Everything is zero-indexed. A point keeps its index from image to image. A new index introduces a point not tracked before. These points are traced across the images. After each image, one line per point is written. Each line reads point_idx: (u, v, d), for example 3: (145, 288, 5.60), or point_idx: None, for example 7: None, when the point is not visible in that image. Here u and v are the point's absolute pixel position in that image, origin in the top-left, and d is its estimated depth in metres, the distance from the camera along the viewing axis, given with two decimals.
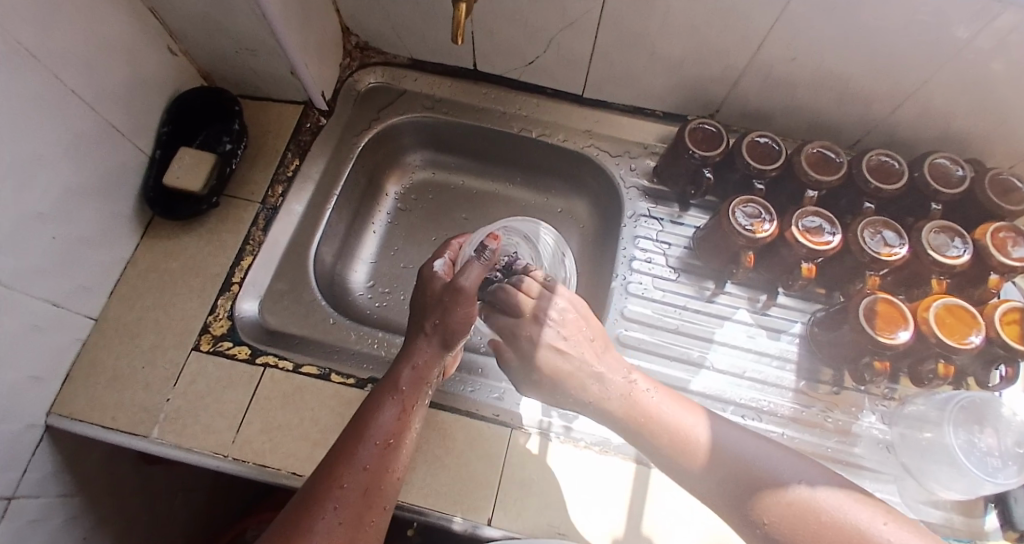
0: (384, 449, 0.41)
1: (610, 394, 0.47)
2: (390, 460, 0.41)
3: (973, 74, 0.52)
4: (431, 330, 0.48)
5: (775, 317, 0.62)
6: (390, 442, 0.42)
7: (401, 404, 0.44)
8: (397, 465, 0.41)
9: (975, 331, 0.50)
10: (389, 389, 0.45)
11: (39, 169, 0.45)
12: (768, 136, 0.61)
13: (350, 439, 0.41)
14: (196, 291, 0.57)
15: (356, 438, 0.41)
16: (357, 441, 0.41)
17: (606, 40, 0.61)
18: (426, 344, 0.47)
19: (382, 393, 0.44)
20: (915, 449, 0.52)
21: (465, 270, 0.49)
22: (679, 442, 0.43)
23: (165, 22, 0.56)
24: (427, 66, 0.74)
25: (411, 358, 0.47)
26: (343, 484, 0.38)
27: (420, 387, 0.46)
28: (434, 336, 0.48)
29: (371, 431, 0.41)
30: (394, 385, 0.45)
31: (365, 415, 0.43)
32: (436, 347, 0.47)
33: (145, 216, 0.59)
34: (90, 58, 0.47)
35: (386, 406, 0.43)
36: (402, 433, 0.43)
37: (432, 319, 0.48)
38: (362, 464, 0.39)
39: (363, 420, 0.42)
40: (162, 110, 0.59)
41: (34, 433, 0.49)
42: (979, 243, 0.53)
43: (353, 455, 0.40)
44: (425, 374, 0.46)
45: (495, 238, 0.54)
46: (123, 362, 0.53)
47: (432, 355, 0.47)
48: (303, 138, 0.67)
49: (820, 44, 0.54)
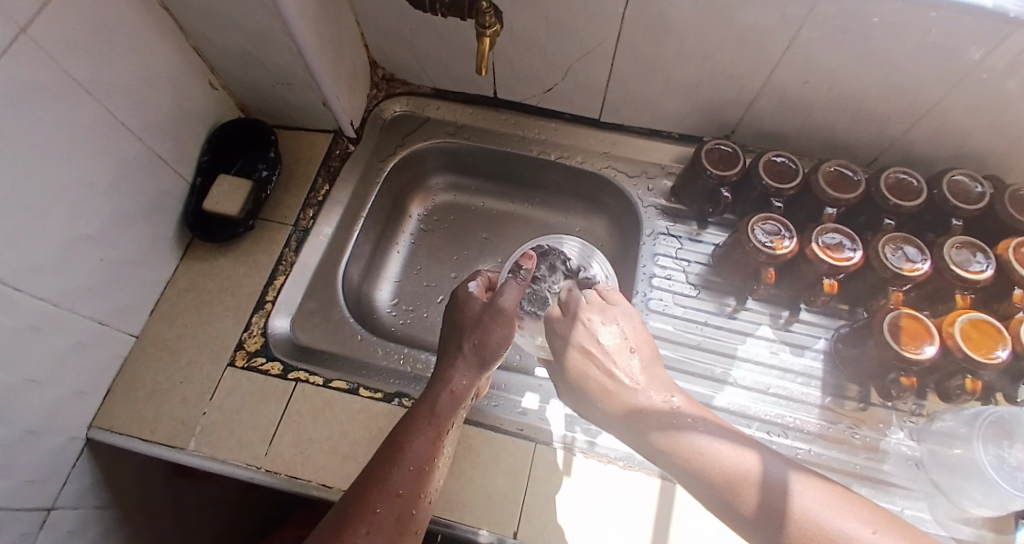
0: (417, 475, 0.42)
1: (650, 413, 0.43)
2: (421, 485, 0.42)
3: (986, 92, 0.53)
4: (469, 353, 0.48)
5: (798, 334, 0.62)
6: (423, 467, 0.42)
7: (436, 429, 0.45)
8: (427, 491, 0.42)
9: (1002, 345, 0.49)
10: (425, 413, 0.45)
11: (91, 194, 0.48)
12: (784, 156, 0.62)
13: (385, 463, 0.41)
14: (231, 309, 0.59)
15: (390, 462, 0.41)
16: (392, 465, 0.41)
17: (622, 67, 0.64)
18: (464, 368, 0.48)
19: (418, 417, 0.45)
20: (946, 466, 0.51)
21: (504, 290, 0.50)
22: (726, 478, 0.39)
23: (207, 59, 0.60)
24: (450, 94, 0.77)
25: (448, 382, 0.47)
26: (378, 509, 0.39)
27: (454, 412, 0.46)
28: (472, 360, 0.48)
29: (406, 456, 0.42)
30: (430, 409, 0.45)
31: (400, 438, 0.43)
32: (471, 371, 0.48)
33: (185, 238, 0.63)
34: (141, 92, 0.51)
35: (421, 432, 0.44)
36: (435, 459, 0.44)
37: (470, 341, 0.49)
38: (396, 490, 0.40)
39: (398, 443, 0.43)
40: (203, 139, 0.63)
41: (76, 445, 0.51)
42: (1003, 259, 0.53)
43: (387, 480, 0.40)
44: (460, 399, 0.47)
45: (528, 256, 0.56)
46: (162, 378, 0.55)
47: (468, 379, 0.48)
48: (333, 164, 0.71)
49: (830, 67, 0.56)
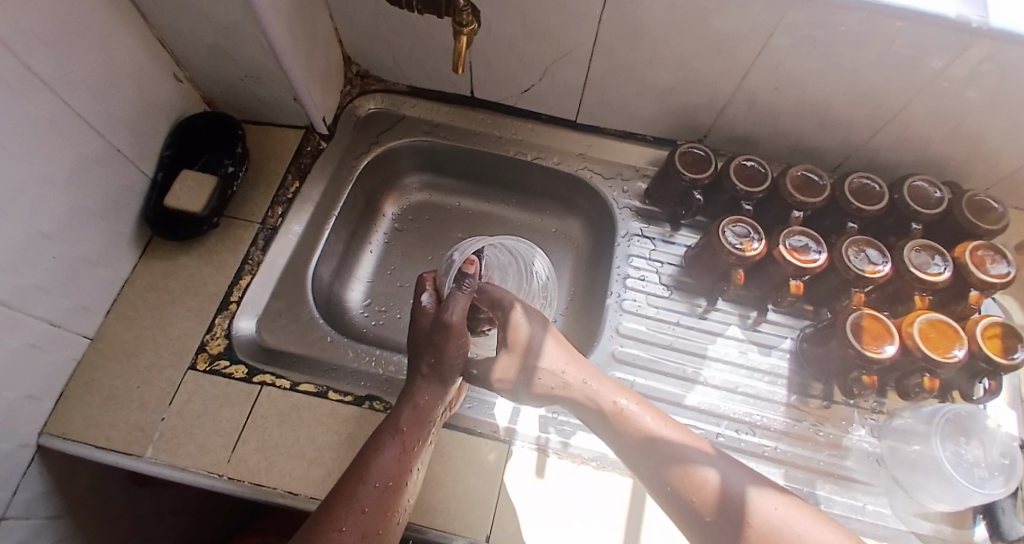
0: (384, 492, 0.41)
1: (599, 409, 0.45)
2: (390, 502, 0.41)
3: (945, 101, 0.55)
4: (427, 371, 0.48)
5: (766, 333, 0.63)
6: (390, 483, 0.41)
7: (401, 444, 0.44)
8: (396, 507, 0.41)
9: (959, 345, 0.51)
10: (389, 430, 0.44)
11: (47, 193, 0.46)
12: (754, 160, 0.64)
13: (350, 481, 0.41)
14: (194, 310, 0.57)
15: (355, 479, 0.41)
16: (356, 483, 0.40)
17: (598, 70, 0.64)
18: (426, 384, 0.47)
19: (384, 434, 0.44)
20: (905, 462, 0.53)
21: (450, 302, 0.48)
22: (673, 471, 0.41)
23: (172, 51, 0.58)
24: (426, 92, 0.76)
25: (412, 397, 0.47)
26: (343, 527, 0.38)
27: (422, 428, 0.46)
28: (432, 377, 0.47)
29: (371, 472, 0.41)
30: (395, 426, 0.45)
31: (366, 455, 0.43)
32: (435, 387, 0.47)
33: (145, 236, 0.60)
34: (101, 86, 0.49)
35: (387, 448, 0.43)
36: (403, 475, 0.43)
37: (428, 360, 0.48)
38: (362, 507, 0.39)
39: (364, 460, 0.42)
40: (165, 134, 0.60)
41: (25, 453, 0.48)
42: (959, 262, 0.55)
43: (352, 496, 0.40)
44: (426, 414, 0.46)
45: (472, 261, 0.53)
46: (120, 381, 0.53)
47: (432, 396, 0.47)
48: (304, 161, 0.69)
49: (800, 74, 0.57)
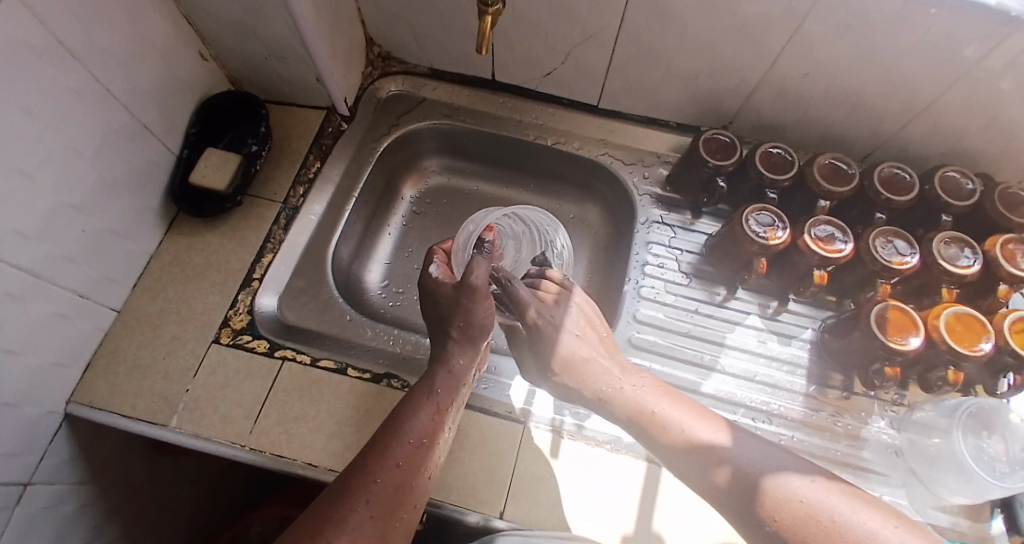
0: (417, 449, 0.41)
1: (620, 391, 0.49)
2: (422, 460, 0.41)
3: (981, 91, 0.53)
4: (457, 334, 0.48)
5: (787, 323, 0.62)
6: (423, 442, 0.42)
7: (435, 406, 0.45)
8: (427, 465, 0.42)
9: (986, 338, 0.50)
10: (423, 391, 0.45)
11: (75, 161, 0.46)
12: (780, 148, 0.62)
13: (384, 437, 0.41)
14: (217, 285, 0.58)
15: (390, 435, 0.41)
16: (391, 440, 0.41)
17: (623, 54, 0.63)
18: (460, 349, 0.48)
19: (418, 395, 0.45)
20: (924, 454, 0.52)
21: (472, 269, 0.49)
22: (679, 439, 0.45)
23: (199, 30, 0.58)
24: (447, 75, 0.76)
25: (446, 361, 0.47)
26: (377, 480, 0.38)
27: (454, 392, 0.46)
28: (462, 340, 0.48)
29: (407, 429, 0.42)
30: (430, 388, 0.45)
31: (400, 414, 0.43)
32: (468, 352, 0.48)
33: (170, 212, 0.61)
34: (128, 60, 0.50)
35: (421, 408, 0.44)
36: (434, 435, 0.43)
37: (457, 323, 0.48)
38: (396, 462, 0.40)
39: (400, 417, 0.43)
40: (192, 111, 0.61)
41: (54, 419, 0.50)
42: (989, 255, 0.54)
43: (387, 451, 0.40)
44: (459, 378, 0.47)
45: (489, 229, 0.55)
46: (145, 352, 0.54)
47: (464, 359, 0.48)
48: (326, 142, 0.69)
49: (830, 60, 0.56)
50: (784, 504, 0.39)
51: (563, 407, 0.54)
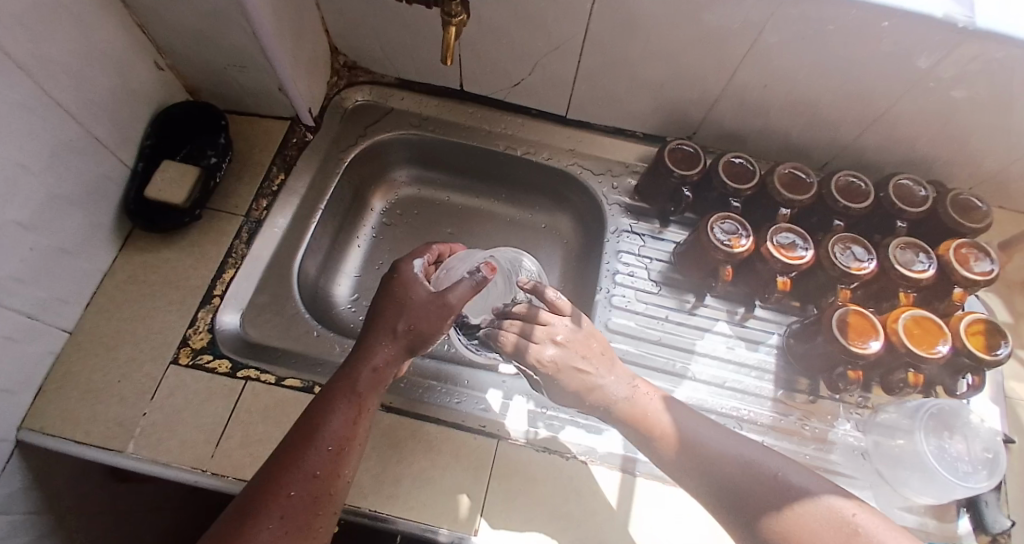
0: (336, 455, 0.40)
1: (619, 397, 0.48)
2: (339, 466, 0.40)
3: (934, 100, 0.55)
4: (399, 333, 0.46)
5: (754, 329, 0.63)
6: (342, 447, 0.40)
7: (356, 406, 0.43)
8: (347, 470, 0.41)
9: (943, 340, 0.52)
10: (344, 392, 0.43)
11: (22, 176, 0.44)
12: (743, 157, 0.64)
13: (297, 444, 0.39)
14: (176, 303, 0.56)
15: (305, 441, 0.39)
16: (307, 446, 0.39)
17: (590, 63, 0.64)
18: (391, 346, 0.46)
19: (337, 395, 0.42)
20: (889, 457, 0.53)
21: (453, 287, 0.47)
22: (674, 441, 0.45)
23: (154, 38, 0.57)
24: (415, 86, 0.75)
25: (371, 358, 0.45)
26: (291, 491, 0.37)
27: (376, 388, 0.44)
28: (401, 340, 0.46)
29: (322, 434, 0.40)
30: (353, 388, 0.43)
31: (317, 416, 0.41)
32: (399, 348, 0.46)
33: (125, 227, 0.59)
34: (79, 70, 0.48)
35: (340, 410, 0.42)
36: (355, 437, 0.42)
37: (404, 322, 0.46)
38: (312, 471, 0.38)
39: (316, 420, 0.41)
40: (147, 123, 0.59)
41: (3, 448, 0.47)
42: (943, 259, 0.56)
43: (301, 462, 0.38)
44: (383, 376, 0.45)
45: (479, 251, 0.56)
46: (98, 375, 0.51)
47: (394, 357, 0.46)
48: (290, 153, 0.68)
49: (790, 71, 0.57)
50: (809, 512, 0.39)
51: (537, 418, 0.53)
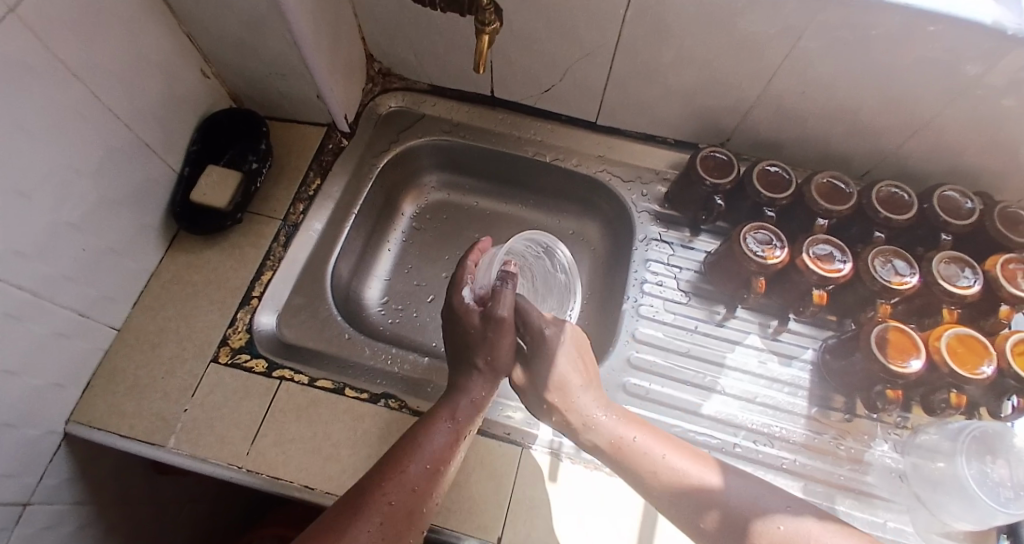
0: (432, 474, 0.42)
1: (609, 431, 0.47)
2: (434, 485, 0.42)
3: (982, 109, 0.53)
4: (483, 367, 0.50)
5: (787, 343, 0.62)
6: (438, 466, 0.42)
7: (452, 432, 0.45)
8: (438, 492, 0.42)
9: (987, 361, 0.50)
10: (446, 417, 0.46)
11: (75, 180, 0.47)
12: (779, 166, 0.62)
13: (401, 455, 0.42)
14: (216, 304, 0.58)
15: (408, 456, 0.42)
16: (408, 459, 0.41)
17: (621, 71, 0.63)
18: (481, 379, 0.50)
19: (438, 418, 0.45)
20: (928, 480, 0.52)
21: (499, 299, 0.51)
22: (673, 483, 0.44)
23: (200, 47, 0.59)
24: (446, 92, 0.76)
25: (468, 390, 0.48)
26: (392, 500, 0.39)
27: (472, 419, 0.47)
28: (486, 373, 0.50)
29: (423, 451, 0.42)
30: (451, 414, 0.46)
31: (419, 434, 0.44)
32: (486, 382, 0.50)
33: (171, 229, 0.61)
34: (129, 78, 0.50)
35: (440, 431, 0.44)
36: (448, 461, 0.44)
37: (483, 356, 0.50)
38: (411, 484, 0.40)
39: (417, 440, 0.43)
40: (193, 129, 0.62)
41: (52, 439, 0.50)
42: (990, 274, 0.53)
43: (404, 474, 0.40)
44: (479, 407, 0.48)
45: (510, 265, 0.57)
46: (143, 371, 0.54)
47: (484, 390, 0.49)
48: (326, 158, 0.70)
49: (828, 79, 0.56)
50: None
51: (536, 433, 0.53)
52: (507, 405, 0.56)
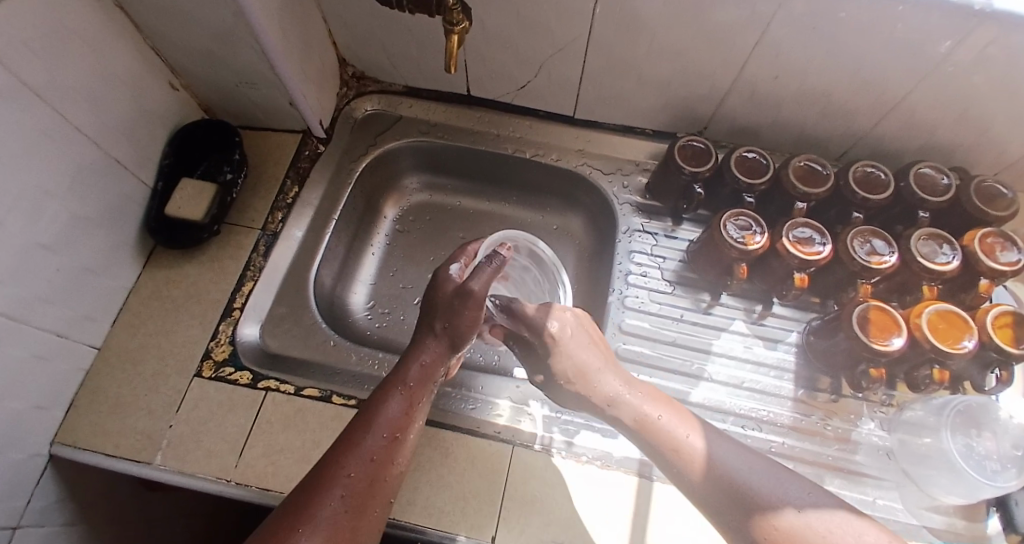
0: (392, 441, 0.41)
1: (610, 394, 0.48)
2: (395, 452, 0.41)
3: (954, 86, 0.54)
4: (440, 331, 0.48)
5: (772, 327, 0.62)
6: (397, 434, 0.42)
7: (409, 399, 0.44)
8: (402, 458, 0.42)
9: (968, 335, 0.50)
10: (399, 383, 0.45)
11: (45, 202, 0.46)
12: (755, 151, 0.63)
13: (357, 428, 0.41)
14: (198, 317, 0.58)
15: (364, 429, 0.41)
16: (364, 432, 0.41)
17: (595, 64, 0.63)
18: (435, 343, 0.48)
19: (392, 387, 0.44)
20: (915, 456, 0.52)
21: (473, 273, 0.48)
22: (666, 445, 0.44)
23: (166, 59, 0.58)
24: (422, 92, 0.76)
25: (420, 355, 0.47)
26: (351, 473, 0.38)
27: (428, 383, 0.46)
28: (444, 338, 0.48)
29: (379, 422, 0.42)
30: (403, 380, 0.45)
31: (374, 405, 0.43)
32: (443, 346, 0.48)
33: (148, 245, 0.61)
34: (95, 95, 0.49)
35: (394, 400, 0.44)
36: (408, 426, 0.43)
37: (442, 321, 0.48)
38: (369, 455, 0.40)
39: (371, 412, 0.43)
40: (164, 143, 0.61)
41: (38, 462, 0.49)
42: (968, 249, 0.54)
43: (360, 446, 0.40)
44: (433, 371, 0.47)
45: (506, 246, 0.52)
46: (126, 389, 0.53)
47: (440, 354, 0.48)
48: (303, 165, 0.69)
49: (801, 63, 0.56)
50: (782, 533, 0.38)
51: (534, 413, 0.55)
52: (507, 389, 0.57)
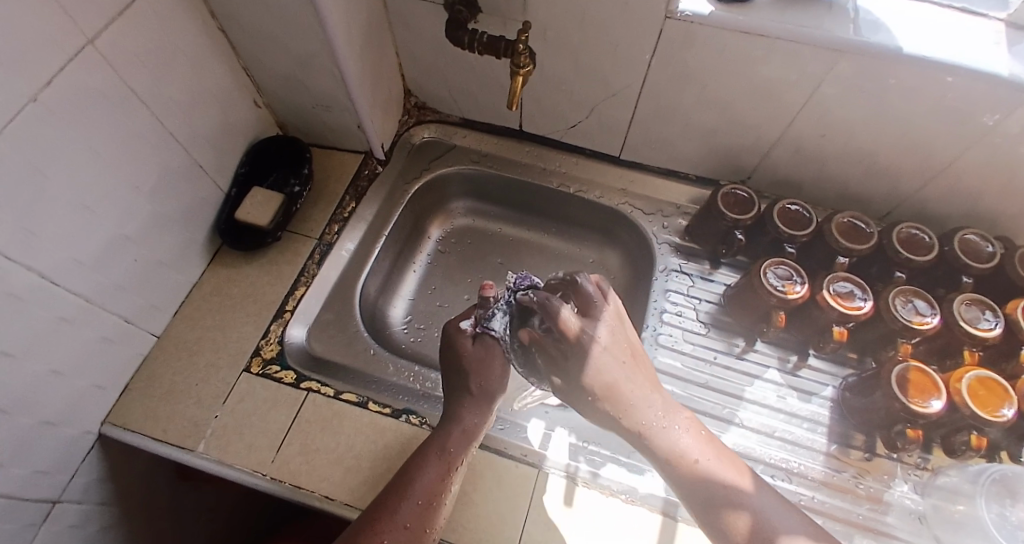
0: (425, 509, 0.43)
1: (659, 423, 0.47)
2: (427, 520, 0.43)
3: (1000, 155, 0.55)
4: (475, 392, 0.51)
5: (806, 380, 0.62)
6: (430, 502, 0.44)
7: (445, 465, 0.46)
8: (434, 524, 0.44)
9: (1008, 404, 0.50)
10: (436, 450, 0.46)
11: (135, 197, 0.51)
12: (798, 204, 0.64)
13: (394, 492, 0.44)
14: (252, 316, 0.61)
15: (399, 495, 0.43)
16: (399, 498, 0.43)
17: (644, 110, 0.66)
18: (475, 408, 0.50)
19: (429, 453, 0.46)
20: (949, 522, 0.51)
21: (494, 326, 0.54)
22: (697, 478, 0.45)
23: (254, 79, 0.64)
24: (477, 124, 0.80)
25: (461, 419, 0.49)
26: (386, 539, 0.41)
27: (465, 450, 0.48)
28: (479, 399, 0.50)
29: (414, 489, 0.44)
30: (443, 447, 0.47)
31: (411, 471, 0.45)
32: (479, 411, 0.50)
33: (214, 245, 0.65)
34: (190, 107, 0.55)
35: (431, 467, 0.45)
36: (442, 494, 0.45)
37: (475, 382, 0.51)
38: (403, 523, 0.42)
39: (408, 477, 0.45)
40: (242, 154, 0.66)
41: (89, 438, 0.52)
42: (1012, 318, 0.54)
43: (395, 512, 0.42)
44: (471, 437, 0.49)
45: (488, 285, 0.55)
46: (180, 378, 0.57)
47: (478, 421, 0.49)
48: (361, 183, 0.74)
49: (847, 123, 0.58)
50: None
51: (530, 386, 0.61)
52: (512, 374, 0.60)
